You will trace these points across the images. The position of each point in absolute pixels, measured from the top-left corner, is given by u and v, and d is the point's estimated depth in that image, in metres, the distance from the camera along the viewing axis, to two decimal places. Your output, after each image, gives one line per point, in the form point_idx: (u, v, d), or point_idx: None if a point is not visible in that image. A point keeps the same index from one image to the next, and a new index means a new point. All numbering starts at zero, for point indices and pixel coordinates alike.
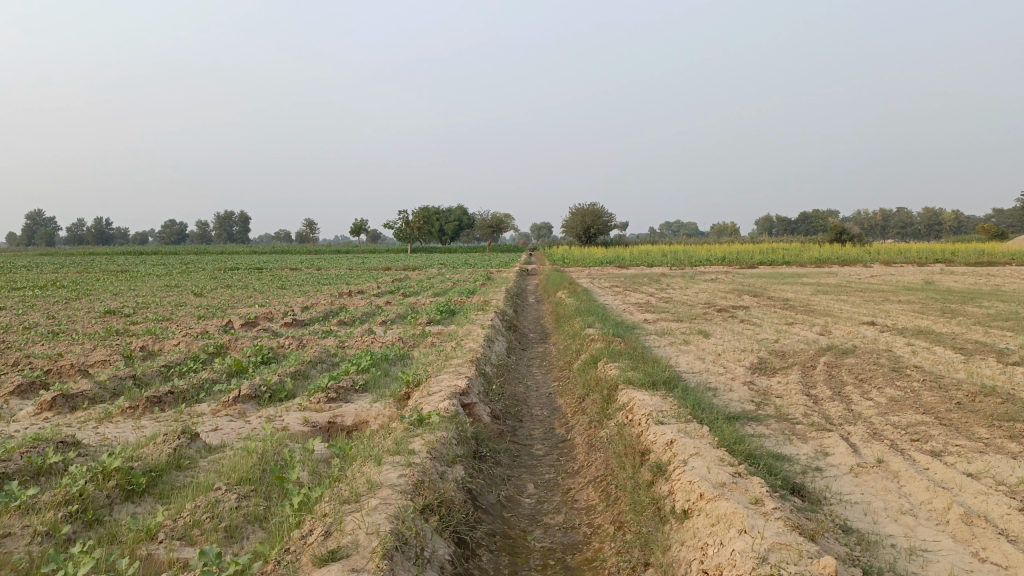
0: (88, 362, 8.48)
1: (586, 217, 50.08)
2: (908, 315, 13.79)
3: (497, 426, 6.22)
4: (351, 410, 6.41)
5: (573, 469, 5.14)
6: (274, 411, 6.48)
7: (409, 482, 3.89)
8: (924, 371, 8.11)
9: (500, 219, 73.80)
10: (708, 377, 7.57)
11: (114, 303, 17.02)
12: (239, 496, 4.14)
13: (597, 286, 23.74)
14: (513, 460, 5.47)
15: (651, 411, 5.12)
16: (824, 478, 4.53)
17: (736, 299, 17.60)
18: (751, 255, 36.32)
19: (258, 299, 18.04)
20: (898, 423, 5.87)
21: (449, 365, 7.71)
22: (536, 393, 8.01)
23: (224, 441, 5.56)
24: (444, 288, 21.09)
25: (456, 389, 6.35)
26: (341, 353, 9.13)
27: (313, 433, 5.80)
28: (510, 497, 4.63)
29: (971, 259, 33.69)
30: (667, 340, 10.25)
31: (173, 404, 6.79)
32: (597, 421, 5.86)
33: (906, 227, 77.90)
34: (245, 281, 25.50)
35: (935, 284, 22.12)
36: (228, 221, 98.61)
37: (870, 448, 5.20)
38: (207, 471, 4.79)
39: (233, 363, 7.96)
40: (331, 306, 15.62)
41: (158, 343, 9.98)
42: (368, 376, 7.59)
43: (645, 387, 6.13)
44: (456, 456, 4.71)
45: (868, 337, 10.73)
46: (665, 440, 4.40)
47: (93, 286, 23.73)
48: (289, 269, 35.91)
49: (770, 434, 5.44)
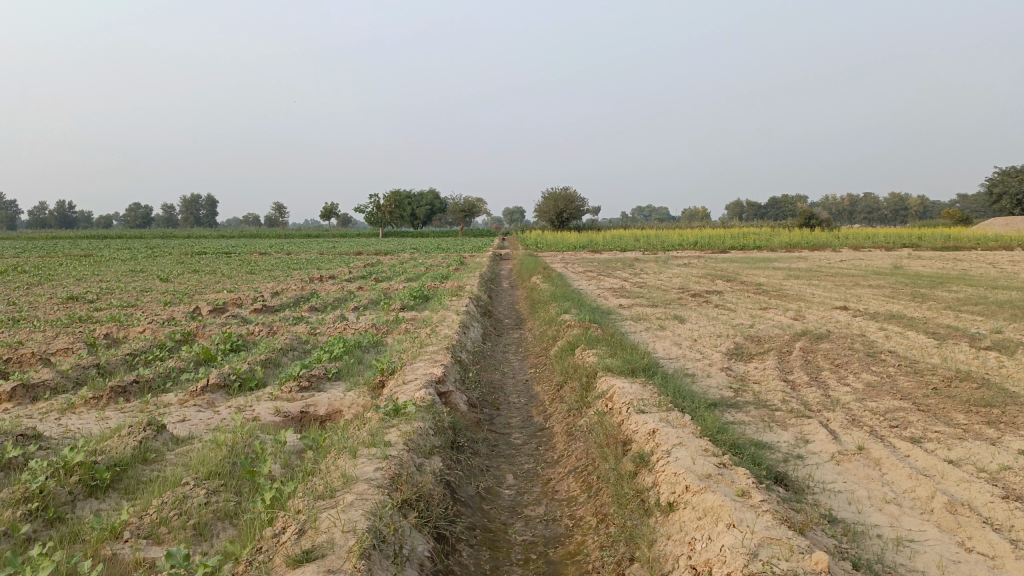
0: (50, 350, 8.21)
1: (559, 201, 50.00)
2: (880, 300, 13.90)
3: (475, 415, 6.10)
4: (324, 399, 6.26)
5: (553, 459, 5.05)
6: (244, 400, 6.31)
7: (386, 475, 3.76)
8: (898, 356, 8.14)
9: (472, 203, 73.43)
10: (686, 364, 7.52)
11: (76, 289, 16.58)
12: (209, 491, 3.98)
13: (570, 270, 23.68)
14: (492, 450, 5.37)
15: (631, 400, 5.03)
16: (806, 467, 4.48)
17: (709, 284, 17.65)
18: (722, 239, 36.50)
19: (226, 284, 17.69)
20: (876, 409, 5.86)
21: (424, 352, 7.58)
22: (512, 379, 7.92)
23: (192, 433, 5.39)
24: (417, 273, 20.88)
25: (432, 377, 6.22)
26: (313, 340, 8.95)
27: (285, 424, 5.64)
28: (489, 489, 4.52)
29: (938, 244, 34.18)
30: (643, 326, 10.20)
31: (138, 394, 6.58)
32: (576, 409, 5.78)
33: (873, 212, 78.97)
34: (213, 266, 25.02)
35: (904, 268, 22.39)
36: (196, 204, 97.03)
37: (851, 435, 5.18)
38: (174, 465, 4.61)
39: (201, 351, 7.74)
40: (301, 291, 15.37)
41: (123, 330, 9.70)
42: (341, 364, 7.43)
43: (625, 374, 6.05)
44: (433, 448, 4.59)
45: (841, 322, 10.78)
46: (647, 429, 4.32)
47: (55, 271, 23.09)
48: (258, 253, 35.21)
49: (751, 422, 5.39)
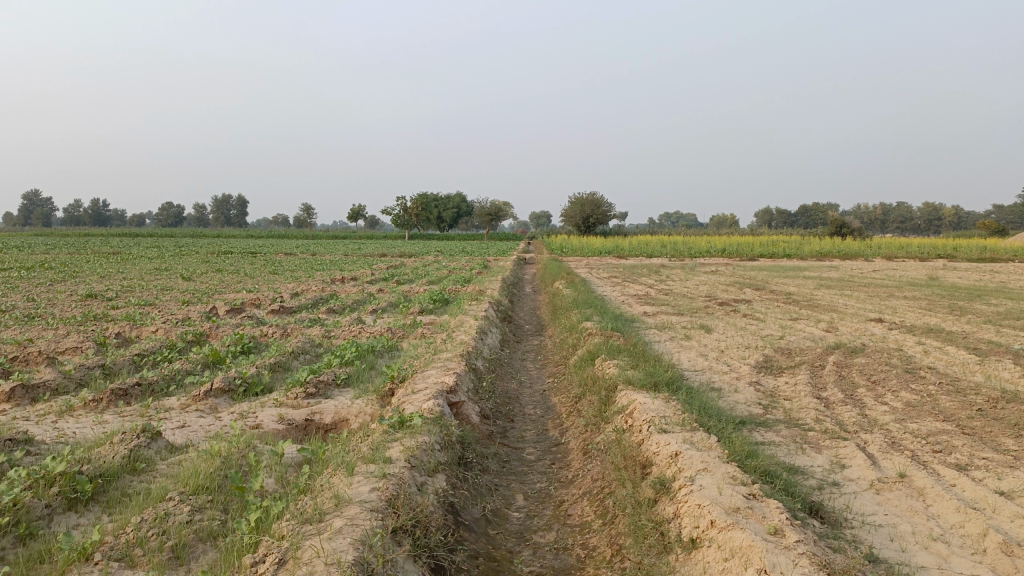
0: (59, 349, 8.03)
1: (586, 206, 49.60)
2: (916, 312, 13.35)
3: (487, 427, 5.79)
4: (330, 407, 5.98)
5: (567, 479, 4.71)
6: (248, 406, 6.05)
7: (382, 497, 3.46)
8: (939, 373, 7.68)
9: (498, 206, 73.26)
10: (712, 377, 7.14)
11: (97, 286, 16.53)
12: (193, 508, 3.71)
13: (595, 276, 23.34)
14: (503, 466, 5.04)
15: (653, 417, 4.67)
16: (842, 497, 4.10)
17: (737, 293, 17.18)
18: (751, 247, 35.83)
19: (247, 284, 17.57)
20: (917, 432, 5.44)
21: (437, 358, 7.28)
22: (529, 390, 7.58)
23: (189, 441, 5.14)
24: (438, 276, 20.61)
25: (443, 386, 5.91)
26: (326, 344, 8.68)
27: (287, 433, 5.37)
28: (497, 511, 4.19)
29: (973, 255, 33.27)
30: (667, 335, 9.81)
31: (139, 398, 6.35)
32: (594, 425, 5.43)
33: (905, 221, 77.56)
34: (235, 266, 24.88)
35: (940, 280, 21.66)
36: (226, 204, 98.12)
37: (891, 460, 4.78)
38: (164, 477, 4.35)
39: (210, 353, 7.51)
40: (321, 292, 15.16)
41: (135, 329, 9.53)
42: (351, 370, 7.15)
43: (646, 387, 5.69)
44: (438, 465, 4.28)
45: (877, 335, 10.30)
46: (669, 451, 3.96)
47: (82, 268, 23.32)
48: (284, 253, 35.19)
49: (781, 443, 5.01)
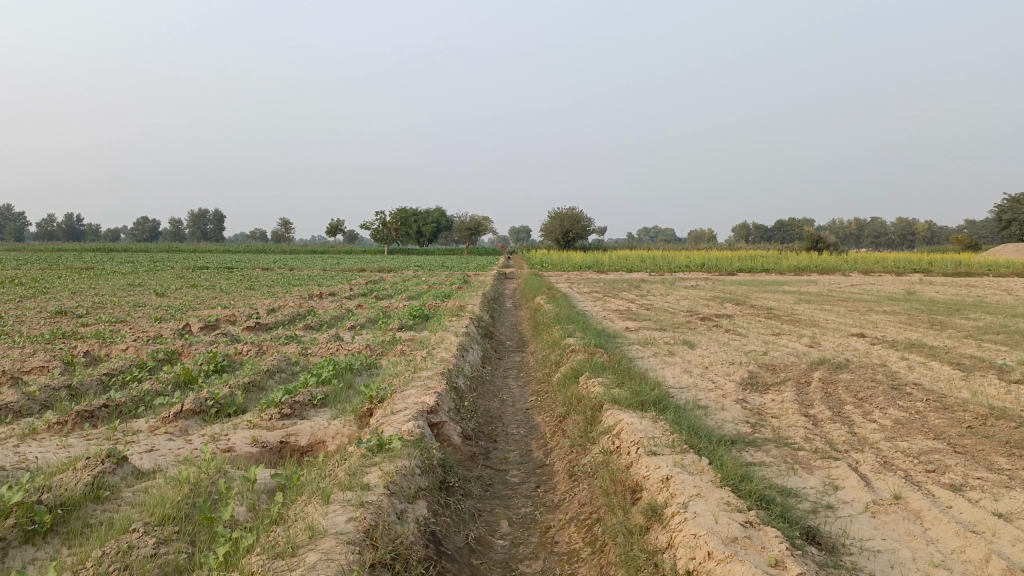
0: (23, 368, 7.73)
1: (565, 221, 49.62)
2: (897, 327, 13.34)
3: (468, 449, 5.60)
4: (306, 428, 5.77)
5: (553, 503, 4.54)
6: (220, 428, 5.81)
7: (360, 528, 3.26)
8: (925, 389, 7.61)
9: (478, 221, 73.15)
10: (698, 395, 7.01)
11: (68, 302, 16.15)
12: (159, 541, 3.49)
13: (576, 291, 23.24)
14: (486, 490, 4.86)
15: (641, 438, 4.51)
16: (838, 521, 3.96)
17: (718, 308, 17.12)
18: (730, 261, 35.97)
19: (223, 300, 17.27)
20: (908, 450, 5.34)
21: (417, 377, 7.08)
22: (511, 408, 7.40)
23: (156, 466, 4.90)
24: (419, 291, 20.39)
25: (423, 406, 5.72)
26: (302, 362, 8.46)
27: (261, 456, 5.16)
28: (480, 539, 4.01)
29: (948, 269, 33.60)
30: (650, 352, 9.69)
31: (106, 419, 6.09)
32: (580, 446, 5.27)
33: (879, 237, 78.54)
34: (211, 281, 24.49)
35: (917, 294, 21.79)
36: (203, 219, 97.17)
37: (884, 481, 4.66)
38: (129, 506, 4.12)
39: (181, 372, 7.26)
40: (298, 308, 14.90)
41: (104, 347, 9.23)
42: (328, 389, 6.93)
43: (633, 407, 5.54)
44: (419, 490, 4.09)
45: (860, 350, 10.25)
46: (660, 475, 3.81)
47: (53, 283, 22.82)
48: (261, 268, 34.81)
49: (772, 464, 4.88)
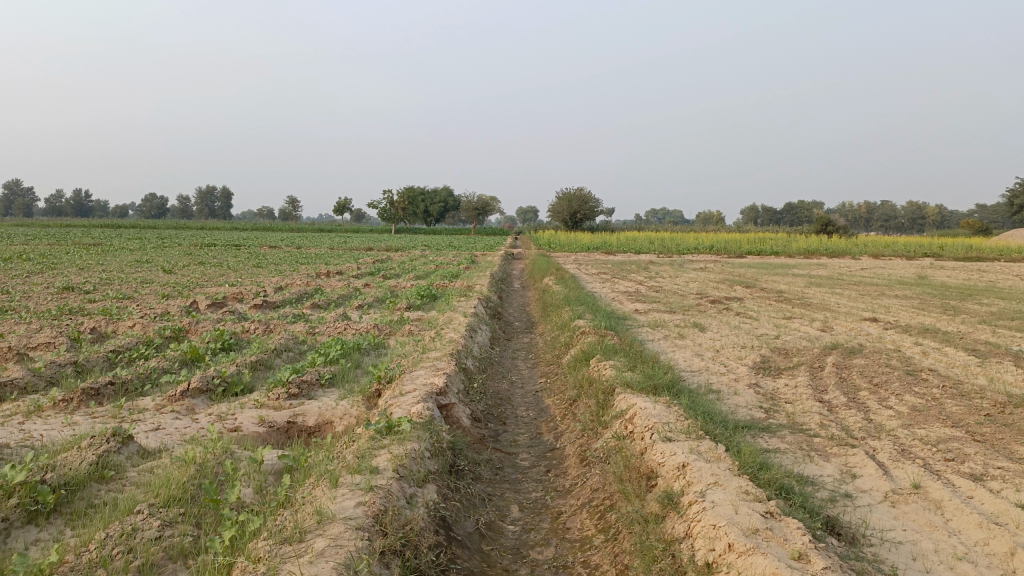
0: (30, 345, 7.68)
1: (573, 202, 49.32)
2: (910, 312, 13.17)
3: (477, 431, 5.53)
4: (313, 408, 5.69)
5: (564, 488, 4.46)
6: (226, 408, 5.75)
7: (369, 513, 3.19)
8: (941, 375, 7.49)
9: (485, 201, 72.87)
10: (710, 379, 6.91)
11: (76, 278, 16.13)
12: (164, 523, 3.43)
13: (584, 272, 23.12)
14: (495, 473, 4.77)
15: (655, 424, 4.41)
16: (856, 510, 3.87)
17: (727, 290, 16.97)
18: (739, 244, 35.74)
19: (229, 278, 17.21)
20: (926, 438, 5.23)
21: (426, 357, 6.99)
22: (521, 390, 7.32)
23: (162, 445, 4.84)
24: (426, 271, 20.29)
25: (432, 388, 5.64)
26: (310, 340, 8.39)
27: (268, 436, 5.09)
28: (490, 524, 3.93)
29: (959, 254, 33.30)
30: (661, 334, 9.59)
31: (112, 398, 6.03)
32: (591, 431, 5.18)
33: (889, 220, 78.00)
34: (219, 258, 24.47)
35: (929, 278, 21.61)
36: (211, 196, 97.17)
37: (903, 469, 4.56)
38: (134, 487, 4.06)
39: (187, 350, 7.19)
40: (305, 287, 14.83)
41: (111, 324, 9.17)
42: (336, 369, 6.86)
43: (645, 391, 5.44)
44: (428, 474, 4.01)
45: (873, 335, 10.11)
46: (676, 462, 3.71)
47: (61, 258, 22.88)
48: (268, 245, 34.71)
49: (787, 451, 4.78)
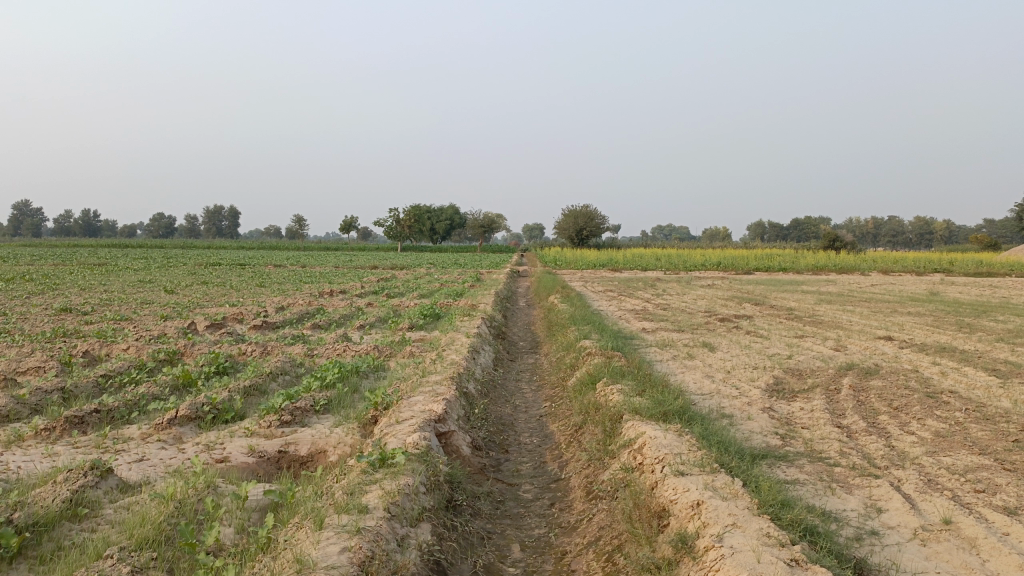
0: (18, 369, 7.46)
1: (579, 219, 49.16)
2: (925, 330, 12.83)
3: (478, 460, 5.26)
4: (306, 437, 5.43)
5: (569, 524, 4.18)
6: (215, 436, 5.49)
7: (354, 561, 2.92)
8: (962, 397, 7.17)
9: (491, 218, 72.69)
10: (722, 403, 6.63)
11: (75, 299, 15.96)
12: (134, 569, 3.16)
13: (590, 289, 22.89)
14: (496, 507, 4.49)
15: (666, 455, 4.12)
16: (884, 551, 3.58)
17: (737, 308, 16.66)
18: (746, 261, 35.43)
19: (231, 297, 17.00)
20: (953, 467, 4.93)
21: (425, 381, 6.73)
22: (524, 415, 7.04)
23: (145, 479, 4.58)
24: (430, 289, 20.04)
25: (430, 414, 5.37)
26: (307, 363, 8.14)
27: (257, 468, 4.83)
28: (489, 566, 3.66)
29: (970, 269, 32.87)
30: (669, 354, 9.30)
31: (97, 426, 5.78)
32: (597, 461, 4.91)
33: (897, 236, 77.62)
34: (222, 278, 24.27)
35: (941, 295, 21.23)
36: (218, 214, 97.37)
37: (932, 503, 4.26)
38: (109, 526, 3.79)
39: (179, 375, 6.94)
40: (307, 306, 14.61)
41: (105, 347, 8.94)
42: (332, 394, 6.60)
43: (655, 418, 5.15)
44: (423, 512, 3.74)
45: (889, 355, 9.80)
46: (689, 499, 3.43)
47: (65, 278, 22.79)
48: (272, 265, 34.54)
49: (807, 483, 4.49)
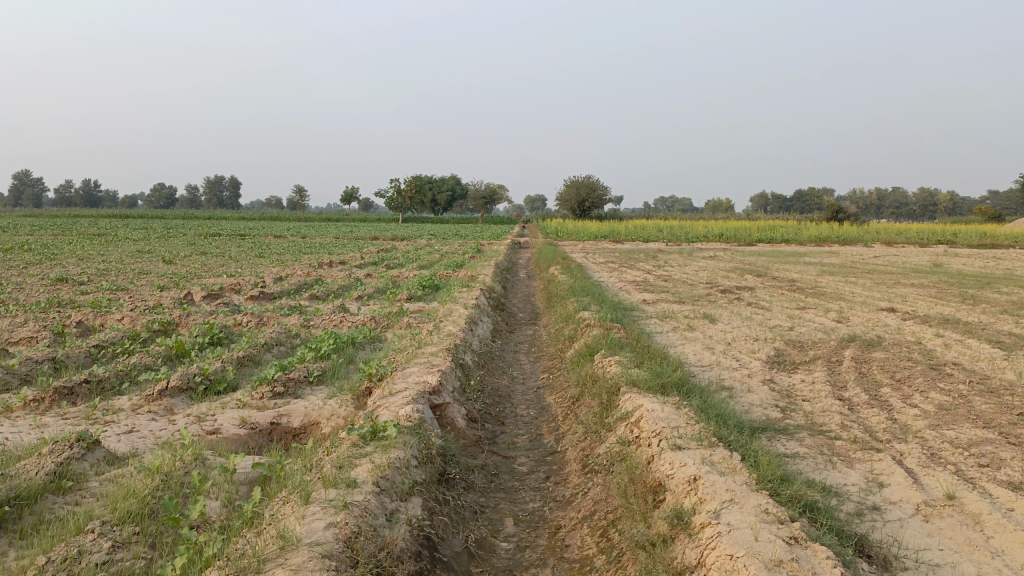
0: (10, 340, 7.38)
1: (582, 188, 48.66)
2: (928, 302, 12.69)
3: (473, 433, 5.18)
4: (299, 408, 5.34)
5: (564, 498, 4.10)
6: (207, 408, 5.40)
7: (339, 538, 2.84)
8: (966, 370, 7.07)
9: (493, 189, 72.30)
10: (722, 375, 6.53)
11: (72, 269, 15.86)
12: (116, 544, 3.09)
13: (591, 260, 22.74)
14: (490, 481, 4.41)
15: (663, 429, 4.02)
16: (885, 526, 3.50)
17: (738, 279, 16.51)
18: (749, 232, 35.21)
19: (230, 268, 16.90)
20: (956, 441, 4.83)
21: (421, 353, 6.63)
22: (522, 387, 6.96)
23: (133, 451, 4.51)
24: (430, 260, 19.90)
25: (424, 386, 5.27)
26: (303, 334, 8.04)
27: (247, 440, 4.75)
28: (481, 541, 3.58)
29: (974, 241, 32.66)
30: (670, 326, 9.20)
31: (87, 397, 5.71)
32: (594, 434, 4.82)
33: (901, 208, 77.16)
34: (221, 248, 24.13)
35: (944, 267, 21.06)
36: (219, 185, 96.74)
37: (935, 477, 4.16)
38: (93, 499, 3.72)
39: (172, 345, 6.86)
40: (305, 277, 14.49)
41: (99, 317, 8.85)
42: (326, 364, 6.52)
43: (653, 390, 5.05)
44: (413, 486, 3.65)
45: (891, 326, 9.68)
46: (686, 474, 3.33)
47: (62, 249, 22.66)
48: (272, 236, 34.31)
49: (807, 456, 4.40)
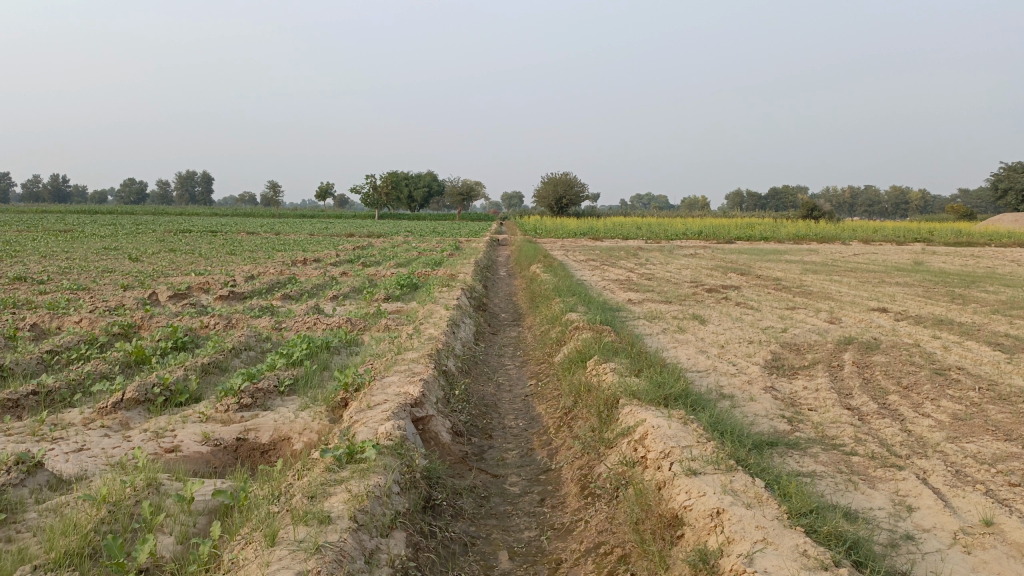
0: None
1: (559, 186, 48.43)
2: (917, 301, 12.44)
3: (459, 449, 4.77)
4: (268, 422, 4.88)
5: (564, 526, 3.69)
6: (166, 422, 4.93)
7: None
8: (972, 374, 6.77)
9: (470, 185, 71.89)
10: (721, 382, 6.16)
11: (32, 267, 15.11)
12: None
13: (571, 258, 22.40)
14: (480, 506, 3.99)
15: (674, 450, 3.63)
16: (926, 560, 3.14)
17: (722, 278, 16.20)
18: (727, 230, 35.05)
19: (200, 266, 16.28)
20: (979, 456, 4.50)
21: (402, 359, 6.18)
22: (508, 395, 6.54)
23: (80, 474, 4.02)
24: (408, 258, 19.39)
25: (406, 398, 4.84)
26: (274, 338, 7.55)
27: (210, 460, 4.28)
28: None
29: (950, 239, 32.77)
30: (660, 328, 8.83)
31: (34, 409, 5.20)
32: (592, 451, 4.43)
33: (873, 205, 77.89)
34: (193, 245, 23.44)
35: (925, 265, 20.99)
36: (190, 180, 95.30)
37: (966, 498, 3.82)
38: (29, 534, 3.24)
39: (132, 351, 6.35)
40: (278, 275, 13.93)
41: (56, 319, 8.28)
42: (299, 372, 6.06)
43: (655, 403, 4.67)
44: (397, 520, 3.23)
45: (886, 328, 9.36)
46: (708, 507, 2.95)
47: (25, 245, 21.83)
48: (245, 232, 33.58)
49: (825, 476, 4.05)
